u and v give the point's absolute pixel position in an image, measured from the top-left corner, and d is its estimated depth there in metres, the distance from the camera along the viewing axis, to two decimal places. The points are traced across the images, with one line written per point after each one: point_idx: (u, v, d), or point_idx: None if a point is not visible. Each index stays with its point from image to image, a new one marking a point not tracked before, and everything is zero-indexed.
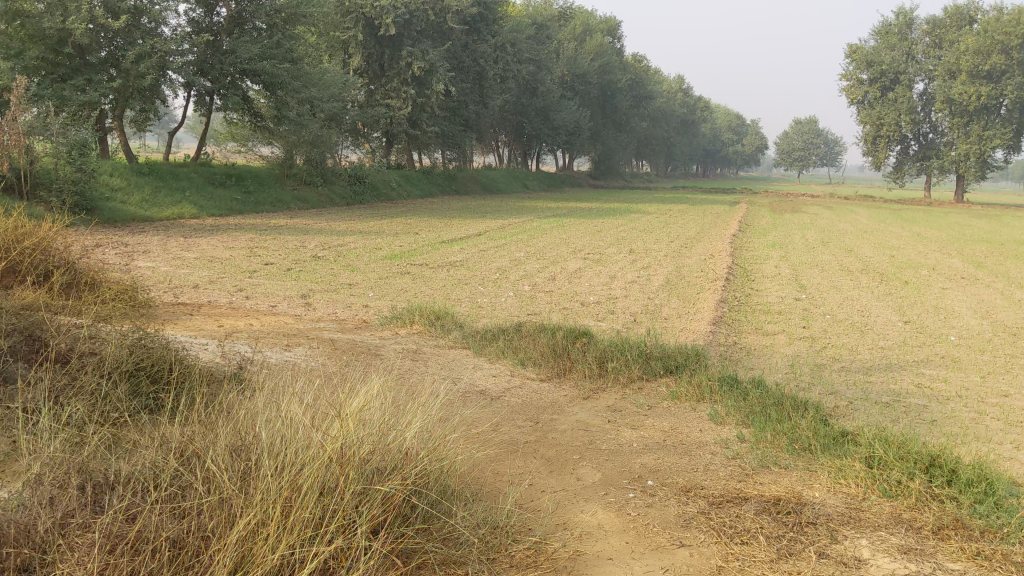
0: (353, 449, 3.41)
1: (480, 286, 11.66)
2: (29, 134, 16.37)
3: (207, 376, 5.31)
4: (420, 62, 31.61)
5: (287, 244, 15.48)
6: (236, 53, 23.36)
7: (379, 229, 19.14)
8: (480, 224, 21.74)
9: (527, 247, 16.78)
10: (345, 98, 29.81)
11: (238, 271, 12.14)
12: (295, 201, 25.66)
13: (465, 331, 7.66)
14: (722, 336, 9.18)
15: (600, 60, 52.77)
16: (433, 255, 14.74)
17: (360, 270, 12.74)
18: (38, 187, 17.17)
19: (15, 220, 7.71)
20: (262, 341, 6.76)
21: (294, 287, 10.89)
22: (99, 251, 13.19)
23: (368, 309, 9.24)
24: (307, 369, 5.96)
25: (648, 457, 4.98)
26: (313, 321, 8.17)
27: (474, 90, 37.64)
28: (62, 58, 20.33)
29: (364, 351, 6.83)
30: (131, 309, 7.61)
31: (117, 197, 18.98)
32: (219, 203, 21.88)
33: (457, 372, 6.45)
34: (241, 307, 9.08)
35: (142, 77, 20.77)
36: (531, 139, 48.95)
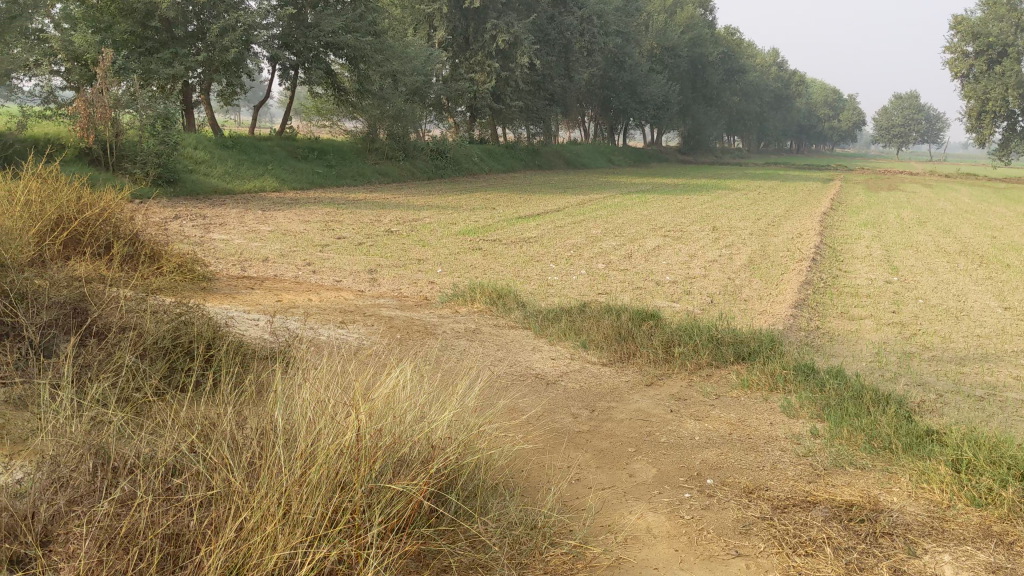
0: (374, 439, 3.18)
1: (553, 263, 11.33)
2: (115, 107, 16.78)
3: (250, 354, 5.19)
4: (505, 35, 31.16)
5: (363, 218, 15.40)
6: (319, 27, 23.26)
7: (458, 204, 18.93)
8: (560, 200, 21.35)
9: (605, 224, 16.35)
10: (428, 72, 29.70)
11: (309, 244, 12.06)
12: (377, 176, 25.44)
13: (527, 310, 7.35)
14: (804, 319, 8.67)
15: (690, 32, 51.59)
16: (508, 231, 14.45)
17: (431, 245, 12.52)
18: (123, 159, 17.46)
19: (81, 191, 7.75)
20: (316, 317, 6.59)
21: (362, 262, 10.75)
22: (175, 223, 13.27)
23: (433, 285, 9.02)
24: (355, 349, 5.77)
25: (710, 452, 4.61)
26: (373, 297, 7.98)
27: (559, 64, 37.10)
28: (150, 32, 20.57)
29: (420, 329, 6.60)
30: (189, 283, 7.49)
31: (200, 169, 19.21)
32: (301, 176, 21.92)
33: (514, 354, 6.17)
34: (305, 282, 8.95)
35: (226, 51, 20.72)
36: (618, 114, 48.20)
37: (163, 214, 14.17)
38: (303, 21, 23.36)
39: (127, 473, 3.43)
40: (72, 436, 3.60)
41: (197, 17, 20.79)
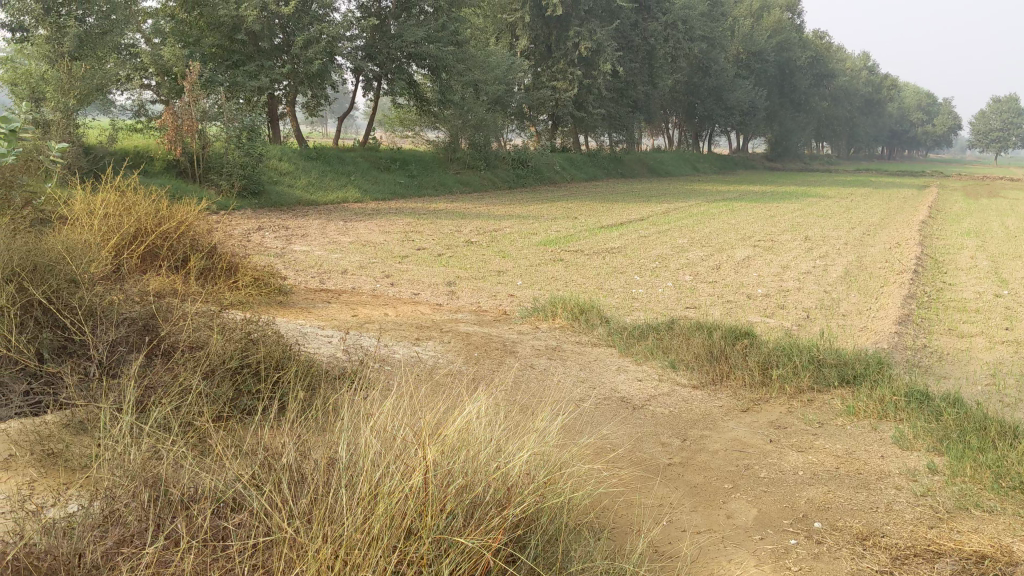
0: (443, 482, 2.91)
1: (637, 275, 10.93)
2: (203, 119, 16.97)
3: (322, 374, 4.97)
4: (588, 42, 30.78)
5: (443, 228, 15.22)
6: (402, 37, 23.27)
7: (539, 214, 18.65)
8: (644, 208, 20.88)
9: (691, 234, 15.84)
10: (510, 81, 29.53)
11: (389, 256, 11.90)
12: (458, 185, 25.15)
13: (612, 326, 6.98)
14: (909, 337, 8.08)
15: (778, 37, 50.43)
16: (591, 241, 14.09)
17: (512, 256, 12.24)
18: (210, 171, 17.55)
19: (159, 205, 7.64)
20: (391, 333, 6.35)
21: (441, 274, 10.52)
22: (257, 235, 13.29)
23: (513, 298, 8.74)
24: (430, 369, 5.50)
25: (816, 489, 4.18)
26: (451, 312, 7.71)
27: (643, 71, 36.56)
28: (237, 45, 20.78)
29: (499, 347, 6.30)
30: (266, 297, 7.31)
31: (284, 180, 19.30)
32: (383, 187, 21.88)
33: (599, 376, 5.83)
34: (382, 295, 8.75)
35: (311, 63, 20.85)
36: (703, 120, 47.33)
37: (246, 225, 14.23)
38: (386, 31, 23.44)
39: (183, 509, 3.21)
40: (132, 461, 3.40)
41: (283, 30, 20.92)
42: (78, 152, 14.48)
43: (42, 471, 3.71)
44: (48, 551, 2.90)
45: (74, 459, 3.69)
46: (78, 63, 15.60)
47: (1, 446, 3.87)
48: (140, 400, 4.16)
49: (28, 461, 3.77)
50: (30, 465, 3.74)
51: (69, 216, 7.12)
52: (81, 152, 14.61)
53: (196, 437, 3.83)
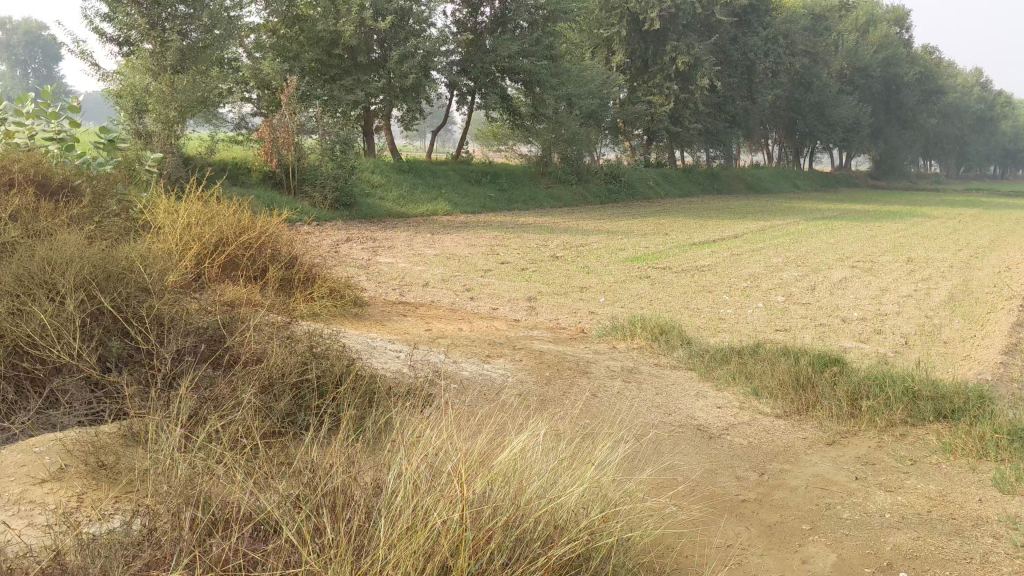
0: (483, 522, 2.76)
1: (726, 295, 10.56)
2: (299, 132, 17.22)
3: (385, 391, 4.85)
4: (685, 57, 30.31)
5: (530, 243, 15.06)
6: (496, 51, 23.25)
7: (629, 230, 18.33)
8: (738, 226, 20.34)
9: (786, 253, 15.30)
10: (605, 96, 29.28)
11: (473, 270, 11.81)
12: (548, 199, 24.90)
13: (693, 348, 6.68)
14: (1017, 368, 7.53)
15: (884, 51, 48.86)
16: (680, 259, 13.73)
17: (597, 273, 12.00)
18: (305, 183, 17.68)
19: (241, 215, 7.69)
20: (463, 350, 6.20)
21: (523, 289, 10.36)
22: (345, 246, 13.37)
23: (594, 316, 8.51)
24: (496, 390, 5.34)
25: (904, 535, 3.83)
26: (527, 329, 7.53)
27: (742, 85, 35.83)
28: (335, 59, 21.05)
29: (572, 367, 6.10)
30: (342, 310, 7.27)
31: (375, 193, 19.45)
32: (473, 200, 21.84)
33: (675, 401, 5.56)
34: (461, 309, 8.64)
35: (405, 77, 20.86)
36: (804, 137, 46.13)
37: (335, 236, 14.35)
38: (481, 46, 23.48)
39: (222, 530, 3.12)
40: (176, 478, 3.33)
41: (380, 44, 21.03)
42: (177, 163, 14.86)
43: (91, 483, 3.67)
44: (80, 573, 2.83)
45: (123, 473, 3.64)
46: (180, 76, 16.05)
47: (55, 456, 3.85)
48: (196, 413, 4.12)
49: (80, 472, 3.75)
50: (81, 478, 3.71)
51: (154, 226, 7.21)
52: (180, 163, 14.99)
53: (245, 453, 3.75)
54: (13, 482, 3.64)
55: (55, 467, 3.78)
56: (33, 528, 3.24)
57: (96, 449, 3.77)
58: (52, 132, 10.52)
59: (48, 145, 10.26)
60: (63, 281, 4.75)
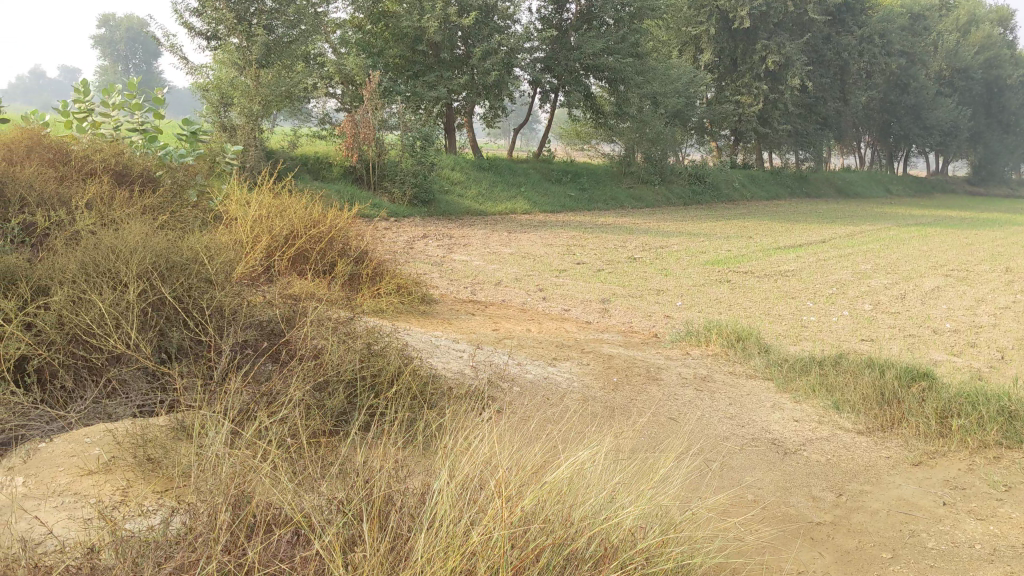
0: (527, 545, 2.56)
1: (810, 301, 10.16)
2: (380, 127, 17.25)
3: (444, 394, 4.69)
4: (775, 56, 29.54)
5: (608, 243, 14.80)
6: (581, 49, 22.97)
7: (711, 232, 17.89)
8: (825, 230, 19.71)
9: (876, 259, 14.70)
10: (691, 95, 28.76)
11: (548, 269, 11.61)
12: (629, 199, 24.48)
13: (772, 356, 6.36)
14: None
15: (987, 53, 46.98)
16: (763, 263, 13.30)
17: (675, 275, 11.69)
18: (385, 179, 17.75)
19: (312, 209, 7.64)
20: (529, 351, 6.03)
21: (597, 290, 10.14)
22: (421, 242, 13.31)
23: (669, 320, 8.25)
24: (561, 395, 5.14)
25: (994, 570, 3.50)
26: (597, 331, 7.31)
27: (834, 86, 34.82)
28: (419, 55, 21.05)
29: (642, 373, 5.88)
30: (410, 307, 7.15)
31: (455, 190, 19.40)
32: (553, 199, 21.60)
33: (748, 413, 5.28)
34: (532, 309, 8.47)
35: (488, 74, 20.77)
36: (898, 140, 44.64)
37: (412, 232, 14.33)
38: (566, 43, 23.23)
39: (261, 535, 2.99)
40: (218, 476, 3.22)
41: (464, 40, 20.91)
42: (260, 156, 15.03)
43: (140, 478, 3.59)
44: (111, 572, 2.73)
45: (169, 468, 3.55)
46: (265, 71, 16.23)
47: (106, 449, 3.78)
48: (247, 410, 4.02)
49: (128, 465, 3.67)
50: (127, 472, 3.64)
51: (226, 218, 7.20)
52: (262, 157, 15.15)
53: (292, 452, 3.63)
54: (60, 473, 3.59)
55: (103, 460, 3.71)
56: (73, 521, 3.16)
57: (143, 443, 3.70)
58: (136, 124, 10.67)
59: (131, 137, 10.41)
60: (125, 269, 4.71)
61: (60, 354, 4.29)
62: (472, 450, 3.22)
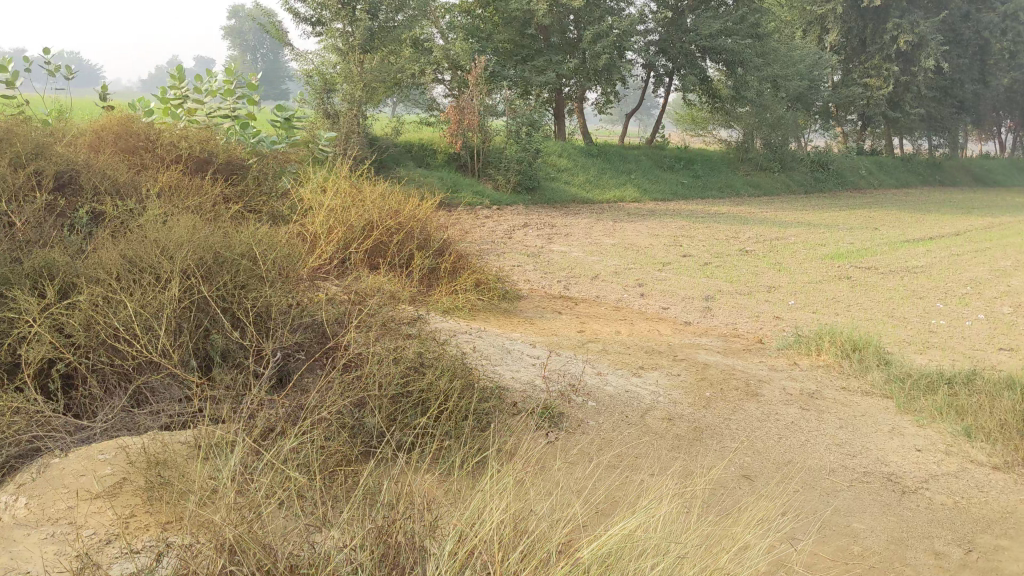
0: None
1: (940, 303, 9.17)
2: (484, 114, 16.76)
3: (506, 410, 4.17)
4: (908, 35, 27.72)
5: (719, 235, 13.95)
6: (697, 31, 21.97)
7: (832, 223, 16.77)
8: (960, 222, 18.21)
9: (1017, 255, 13.38)
10: (815, 78, 27.28)
11: (650, 263, 10.92)
12: (746, 187, 23.34)
13: (892, 370, 5.58)
14: None
15: None
16: (889, 258, 12.23)
17: (790, 270, 10.83)
18: (489, 166, 17.27)
19: (392, 199, 7.21)
20: (614, 360, 5.42)
21: (702, 286, 9.43)
22: (520, 233, 12.80)
23: (778, 323, 7.51)
24: (640, 414, 4.54)
25: None
26: (695, 335, 6.65)
27: (973, 67, 32.49)
28: (528, 40, 20.42)
29: (740, 387, 5.21)
30: (491, 307, 6.62)
31: (562, 177, 18.78)
32: (664, 186, 20.75)
33: (861, 439, 4.57)
34: (627, 308, 7.85)
35: (598, 58, 19.99)
36: None
37: (512, 222, 13.83)
38: (681, 24, 22.25)
39: None
40: (216, 515, 2.79)
41: (575, 23, 20.18)
42: (363, 143, 14.72)
43: (145, 504, 3.20)
44: None
45: (177, 494, 3.16)
46: (369, 56, 15.86)
47: (118, 467, 3.42)
48: (273, 429, 3.59)
49: (137, 488, 3.29)
50: (134, 496, 3.24)
51: (302, 208, 6.84)
52: (366, 144, 14.85)
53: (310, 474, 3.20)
54: (63, 497, 3.23)
55: (111, 482, 3.33)
56: (57, 559, 2.79)
57: (155, 463, 3.31)
58: (228, 111, 10.34)
59: (222, 125, 10.08)
60: (165, 265, 4.37)
61: (87, 359, 3.97)
62: (505, 508, 2.72)
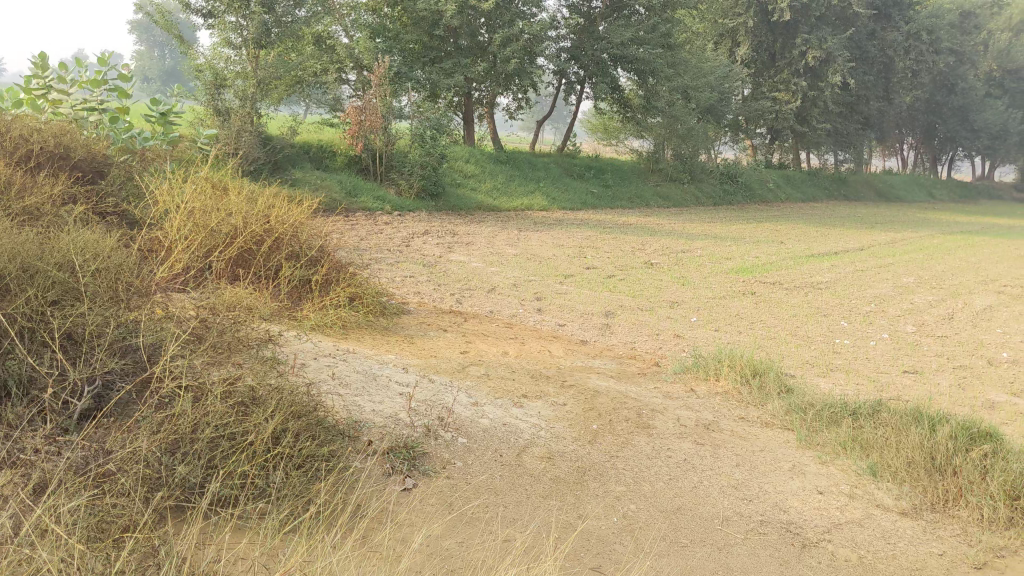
0: None
1: (844, 321, 8.94)
2: (387, 115, 16.11)
3: (356, 454, 3.55)
4: (816, 51, 28.03)
5: (625, 246, 13.60)
6: (608, 38, 21.70)
7: (739, 236, 16.62)
8: (864, 237, 18.26)
9: (919, 271, 13.34)
10: (725, 90, 27.33)
11: (552, 274, 10.47)
12: (655, 198, 23.19)
13: (794, 399, 5.17)
14: None
15: None
16: (794, 273, 12.01)
17: (694, 284, 10.53)
18: (392, 169, 16.63)
19: (263, 201, 6.53)
20: (496, 386, 4.88)
21: (603, 301, 9.01)
22: (419, 241, 12.22)
23: (679, 342, 7.11)
24: (515, 453, 4.00)
25: None
26: (590, 356, 6.17)
27: (878, 84, 33.11)
28: (436, 41, 19.79)
29: (633, 419, 4.73)
30: (367, 324, 6.00)
31: (468, 183, 18.24)
32: (573, 195, 20.39)
33: (760, 480, 4.12)
34: (522, 324, 7.36)
35: (508, 62, 19.51)
36: (945, 143, 42.62)
37: (412, 229, 13.24)
38: (594, 31, 21.94)
39: None
40: None
41: (484, 26, 19.64)
42: (256, 143, 13.95)
43: None
44: None
45: None
46: (265, 52, 15.06)
47: None
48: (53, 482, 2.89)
49: None
50: None
51: (159, 208, 6.11)
52: (258, 143, 14.06)
53: (88, 537, 2.57)
54: None
55: None
56: None
57: None
58: (96, 104, 9.44)
59: (88, 117, 9.17)
60: None
61: None
62: None
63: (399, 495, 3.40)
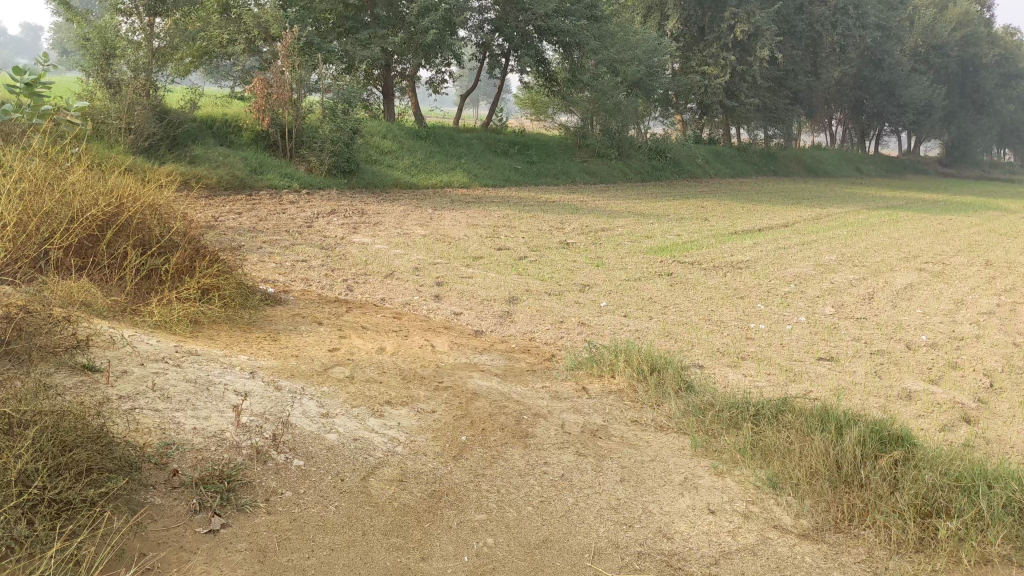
0: None
1: (761, 303, 8.53)
2: (295, 87, 15.29)
3: (149, 492, 2.95)
4: (744, 25, 27.74)
5: (542, 225, 13.06)
6: (532, 8, 20.98)
7: (664, 213, 16.17)
8: (789, 213, 17.95)
9: (841, 248, 13.06)
10: (653, 64, 26.88)
11: (460, 257, 9.89)
12: (582, 174, 22.72)
13: (693, 398, 4.69)
14: None
15: (965, 30, 42.75)
16: (714, 252, 11.62)
17: (609, 265, 10.04)
18: (303, 145, 15.84)
19: (113, 180, 5.79)
20: (358, 393, 4.29)
21: (509, 285, 8.48)
22: (323, 221, 11.54)
23: (581, 331, 6.60)
24: (360, 477, 3.42)
25: None
26: (479, 350, 5.61)
27: (806, 59, 33.06)
28: (351, 10, 18.90)
29: (513, 426, 4.19)
30: (225, 319, 5.42)
31: (385, 160, 17.52)
32: (495, 171, 19.81)
33: (644, 499, 3.62)
34: (413, 314, 6.78)
35: (426, 33, 18.72)
36: (872, 118, 42.83)
37: (319, 208, 12.54)
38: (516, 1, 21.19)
39: None
40: None
41: None
42: (151, 116, 13.16)
43: None
44: None
45: None
46: (161, 20, 14.03)
47: None
48: None
49: None
50: None
51: None
52: (154, 117, 13.25)
53: None
54: None
55: None
56: None
57: None
58: None
59: None
60: None
61: None
62: None
63: (201, 541, 2.80)
